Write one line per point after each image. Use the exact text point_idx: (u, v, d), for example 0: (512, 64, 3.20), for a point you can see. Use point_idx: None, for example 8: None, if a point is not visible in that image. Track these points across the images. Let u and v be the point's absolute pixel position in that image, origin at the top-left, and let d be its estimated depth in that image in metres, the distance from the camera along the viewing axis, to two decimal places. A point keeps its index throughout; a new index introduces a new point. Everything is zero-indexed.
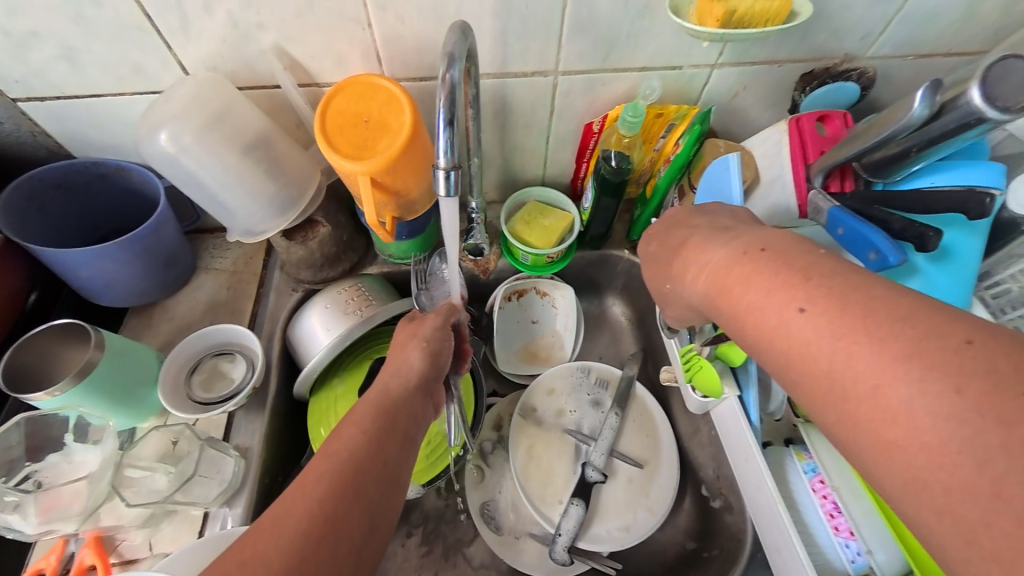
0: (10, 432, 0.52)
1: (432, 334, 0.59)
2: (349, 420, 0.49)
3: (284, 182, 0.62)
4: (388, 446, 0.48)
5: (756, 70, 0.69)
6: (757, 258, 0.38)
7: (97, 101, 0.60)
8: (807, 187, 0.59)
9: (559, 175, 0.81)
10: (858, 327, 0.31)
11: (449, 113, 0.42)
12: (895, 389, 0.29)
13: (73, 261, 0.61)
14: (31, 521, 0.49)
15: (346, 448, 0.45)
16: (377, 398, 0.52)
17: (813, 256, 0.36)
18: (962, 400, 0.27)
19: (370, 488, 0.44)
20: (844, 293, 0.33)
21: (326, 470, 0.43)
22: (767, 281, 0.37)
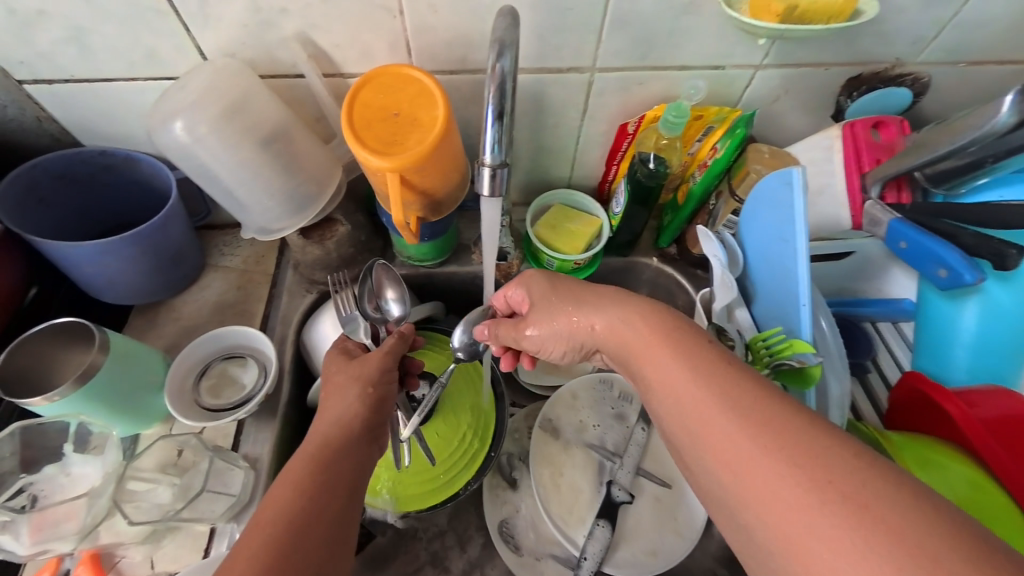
0: (3, 443, 0.48)
1: (379, 377, 0.55)
2: (284, 482, 0.44)
3: (302, 180, 0.59)
4: (330, 503, 0.43)
5: (801, 73, 0.65)
6: (668, 353, 0.43)
7: (107, 86, 0.56)
8: (862, 198, 0.57)
9: (586, 177, 0.78)
10: (756, 441, 0.35)
11: (499, 107, 0.38)
12: (794, 519, 0.32)
13: (77, 256, 0.58)
14: (22, 542, 0.45)
15: (280, 517, 0.40)
16: (314, 451, 0.47)
17: (724, 371, 0.40)
18: (837, 513, 0.31)
19: (308, 558, 0.39)
20: (771, 422, 0.36)
21: (258, 546, 0.38)
22: (676, 385, 0.41)
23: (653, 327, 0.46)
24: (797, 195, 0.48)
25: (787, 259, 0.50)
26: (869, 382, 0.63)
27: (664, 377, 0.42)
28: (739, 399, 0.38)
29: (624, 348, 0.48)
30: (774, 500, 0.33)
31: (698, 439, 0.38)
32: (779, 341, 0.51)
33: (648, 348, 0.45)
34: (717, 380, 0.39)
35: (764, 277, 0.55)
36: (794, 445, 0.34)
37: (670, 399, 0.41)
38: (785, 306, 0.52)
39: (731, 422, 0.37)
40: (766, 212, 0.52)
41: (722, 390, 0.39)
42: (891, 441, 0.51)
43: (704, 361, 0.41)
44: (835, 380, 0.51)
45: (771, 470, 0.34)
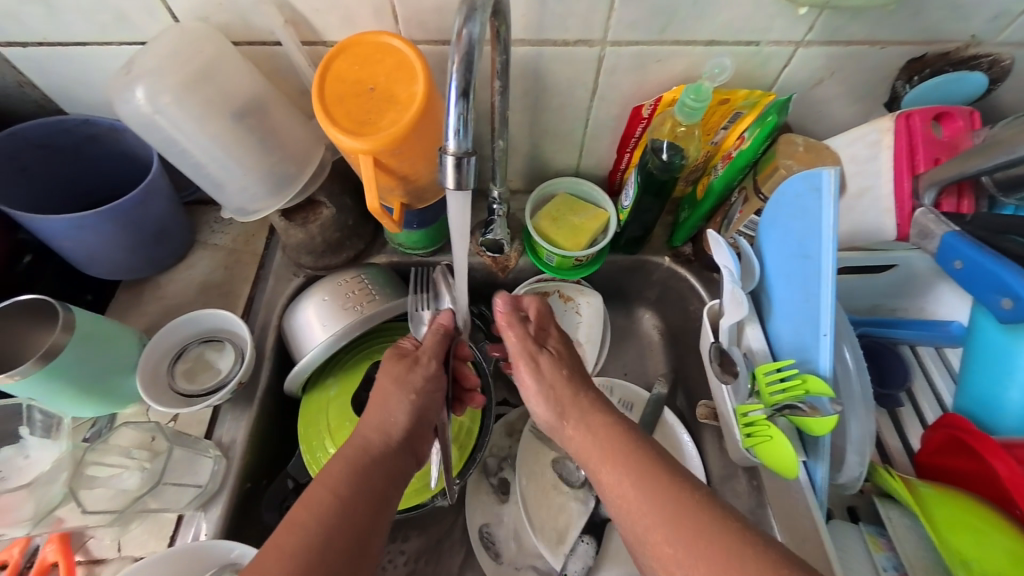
0: None
1: (428, 384, 0.54)
2: (318, 483, 0.44)
3: (279, 158, 0.55)
4: (359, 512, 0.43)
5: (852, 52, 0.56)
6: (602, 449, 0.45)
7: (81, 50, 0.53)
8: (913, 206, 0.49)
9: (595, 165, 0.71)
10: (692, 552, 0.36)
11: (463, 82, 0.33)
12: None
13: (54, 230, 0.56)
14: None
15: (315, 516, 0.41)
16: (353, 456, 0.47)
17: (652, 464, 0.42)
18: None
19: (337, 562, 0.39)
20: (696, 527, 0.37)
21: (293, 545, 0.39)
22: (624, 491, 0.42)
23: (609, 435, 0.46)
24: (828, 202, 0.42)
25: (808, 277, 0.44)
26: (902, 417, 0.55)
27: (614, 488, 0.43)
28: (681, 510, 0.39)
29: (585, 453, 0.47)
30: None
31: (647, 546, 0.39)
32: (791, 376, 0.45)
33: (599, 457, 0.45)
34: (665, 496, 0.40)
35: (780, 295, 0.48)
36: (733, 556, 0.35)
37: (620, 513, 0.42)
38: (803, 332, 0.45)
39: (676, 538, 0.37)
40: (785, 219, 0.46)
41: (664, 504, 0.39)
42: (920, 493, 0.44)
43: (649, 473, 0.42)
44: (857, 422, 0.44)
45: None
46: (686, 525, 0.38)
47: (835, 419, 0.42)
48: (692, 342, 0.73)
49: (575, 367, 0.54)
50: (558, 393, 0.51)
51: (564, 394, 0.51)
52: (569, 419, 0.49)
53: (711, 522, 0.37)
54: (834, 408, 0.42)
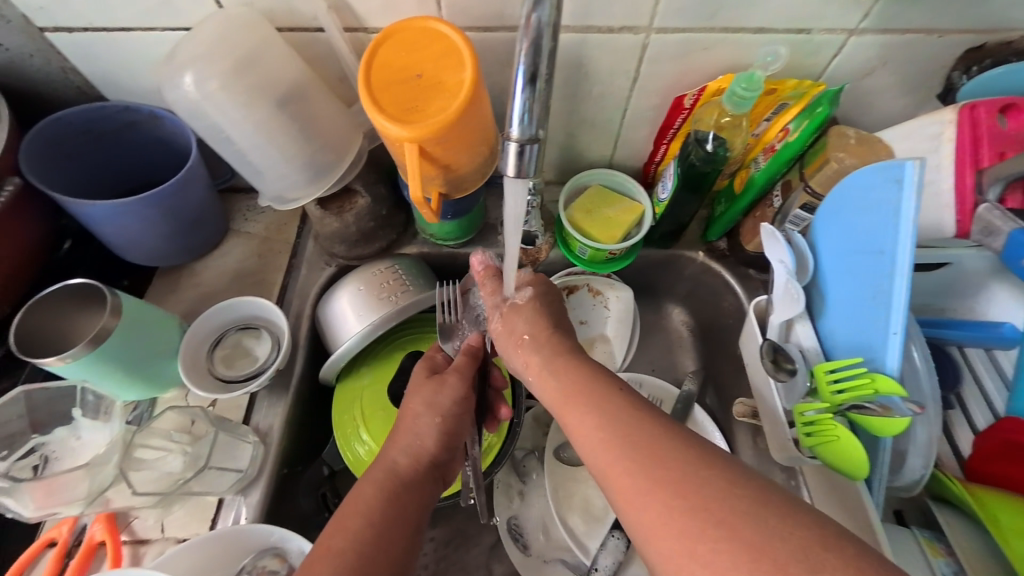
0: (11, 405, 0.49)
1: (453, 407, 0.53)
2: (351, 511, 0.43)
3: (319, 146, 0.55)
4: (394, 541, 0.41)
5: (909, 40, 0.54)
6: (568, 391, 0.44)
7: (125, 36, 0.53)
8: (974, 201, 0.48)
9: (630, 157, 0.70)
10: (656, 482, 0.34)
11: (531, 68, 0.34)
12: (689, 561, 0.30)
13: (97, 215, 0.57)
14: (28, 506, 0.44)
15: (349, 543, 0.40)
16: (384, 482, 0.46)
17: (620, 399, 0.41)
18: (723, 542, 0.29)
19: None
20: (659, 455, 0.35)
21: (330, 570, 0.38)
22: (589, 431, 0.40)
23: (575, 377, 0.45)
24: (910, 193, 0.41)
25: (879, 271, 0.44)
26: (951, 421, 0.54)
27: (578, 425, 0.41)
28: (647, 444, 0.36)
29: (547, 397, 0.46)
30: (670, 545, 0.31)
31: (609, 482, 0.36)
32: (854, 375, 0.44)
33: (564, 399, 0.44)
34: (631, 429, 0.37)
35: (839, 290, 0.48)
36: (696, 487, 0.32)
37: (582, 450, 0.40)
38: (868, 329, 0.44)
39: (637, 471, 0.35)
40: (852, 214, 0.46)
41: (628, 439, 0.37)
42: (976, 496, 0.45)
43: (618, 410, 0.39)
44: (924, 425, 0.43)
45: (672, 513, 0.32)
46: (648, 452, 0.35)
47: (909, 419, 0.40)
48: (724, 339, 0.72)
49: (539, 316, 0.53)
50: (523, 338, 0.51)
51: (530, 340, 0.51)
52: (532, 364, 0.49)
53: (678, 456, 0.34)
54: (909, 408, 0.40)
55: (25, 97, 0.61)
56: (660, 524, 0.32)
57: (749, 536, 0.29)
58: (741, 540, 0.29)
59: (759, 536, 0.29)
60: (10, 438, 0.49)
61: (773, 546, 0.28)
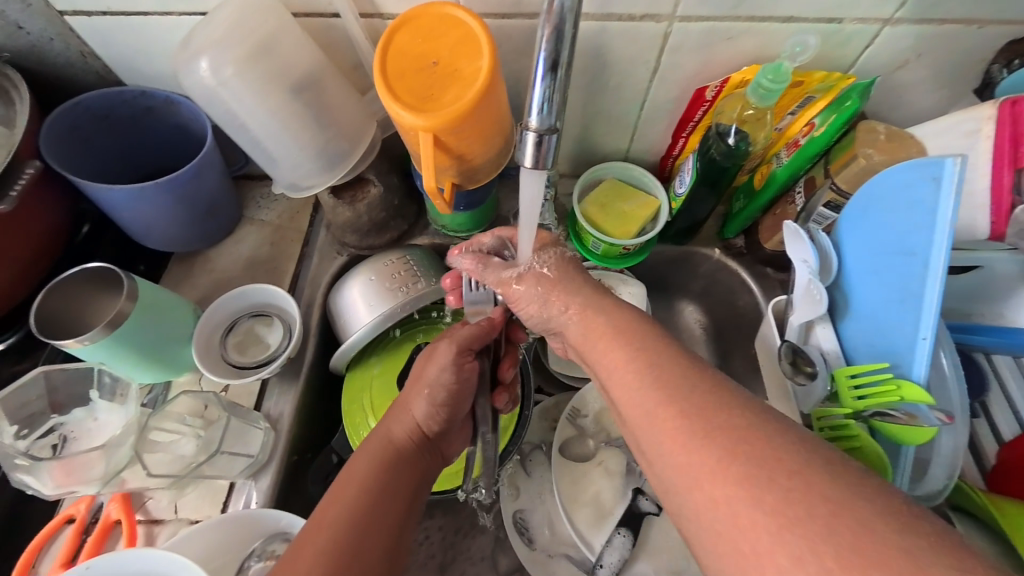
0: (31, 386, 0.50)
1: (445, 378, 0.52)
2: (344, 484, 0.44)
3: (334, 134, 0.54)
4: (387, 512, 0.43)
5: (946, 31, 0.51)
6: (613, 333, 0.41)
7: (142, 20, 0.53)
8: (1011, 202, 0.47)
9: (647, 150, 0.68)
10: (713, 433, 0.31)
11: (552, 55, 0.33)
12: (742, 514, 0.28)
13: (114, 201, 0.57)
14: (47, 484, 0.45)
15: (347, 512, 0.41)
16: (376, 451, 0.47)
17: (667, 348, 0.37)
18: (787, 506, 0.27)
19: (372, 561, 0.40)
20: (719, 409, 0.32)
21: (324, 544, 0.39)
22: (634, 372, 0.37)
23: (619, 321, 0.42)
24: (946, 194, 0.39)
25: (909, 275, 0.42)
26: (975, 429, 0.52)
27: (618, 368, 0.38)
28: (699, 391, 0.33)
29: (585, 339, 0.44)
30: (720, 492, 0.29)
31: (653, 426, 0.34)
32: (879, 380, 0.42)
33: (604, 342, 0.41)
34: (682, 380, 0.34)
35: (865, 292, 0.46)
36: (755, 437, 0.30)
37: (624, 393, 0.37)
38: (894, 334, 0.43)
39: (688, 418, 0.32)
40: (885, 210, 0.44)
41: (680, 386, 0.34)
42: (995, 503, 0.44)
43: (669, 358, 0.36)
44: (951, 434, 0.41)
45: (726, 459, 0.29)
46: (705, 404, 0.32)
47: (936, 428, 0.39)
48: (739, 338, 0.70)
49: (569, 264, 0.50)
50: (556, 281, 0.48)
51: (563, 281, 0.48)
52: (564, 305, 0.46)
53: (736, 412, 0.31)
54: (936, 417, 0.39)
55: (45, 82, 0.62)
56: (711, 471, 0.29)
57: (817, 492, 0.27)
58: (805, 495, 0.27)
59: (827, 493, 0.26)
60: (30, 418, 0.51)
61: (852, 507, 0.26)
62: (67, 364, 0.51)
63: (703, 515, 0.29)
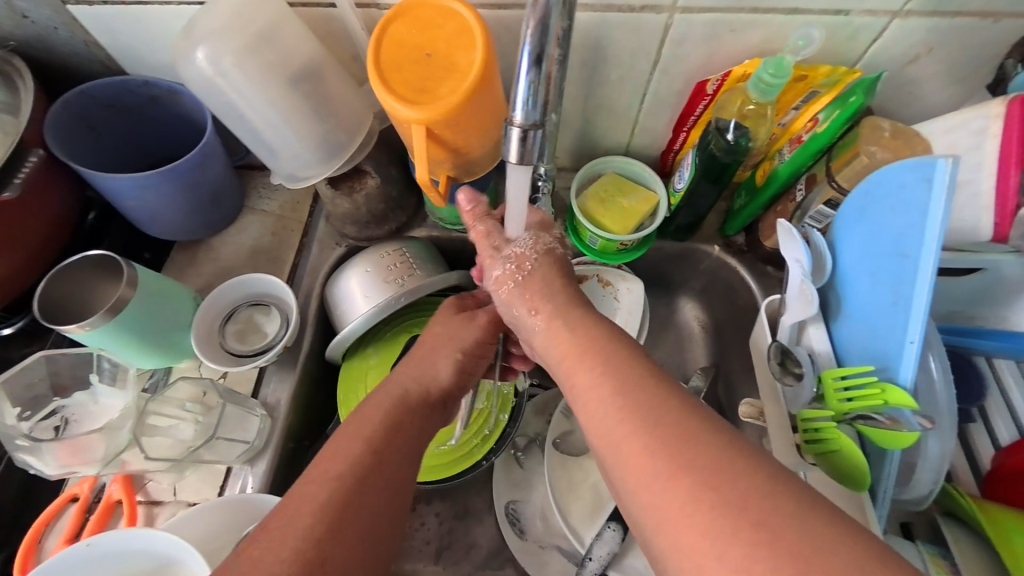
0: (35, 368, 0.52)
1: (474, 346, 0.55)
2: (353, 432, 0.43)
3: (331, 125, 0.55)
4: (394, 470, 0.42)
5: (960, 24, 0.49)
6: (582, 351, 0.40)
7: (142, 9, 0.53)
8: (1015, 205, 0.45)
9: (649, 145, 0.67)
10: (678, 466, 0.30)
11: (537, 49, 0.33)
12: (702, 552, 0.27)
13: (117, 188, 0.58)
14: (51, 463, 0.47)
15: (347, 469, 0.39)
16: (394, 406, 0.46)
17: (640, 368, 0.37)
18: (747, 543, 0.26)
19: (372, 517, 0.38)
20: (680, 442, 0.31)
21: (321, 491, 0.37)
22: (601, 396, 0.36)
23: (589, 334, 0.41)
24: (938, 195, 0.38)
25: (900, 279, 0.41)
26: (972, 435, 0.51)
27: (586, 389, 0.38)
28: (663, 422, 0.32)
29: (553, 351, 0.43)
30: (685, 537, 0.28)
31: (620, 459, 0.33)
32: (865, 384, 0.42)
33: (572, 360, 0.40)
34: (647, 406, 0.34)
35: (858, 294, 0.45)
36: (716, 475, 0.29)
37: (591, 419, 0.36)
38: (884, 337, 0.42)
39: (650, 450, 0.31)
40: (879, 212, 0.43)
41: (645, 415, 0.33)
42: (988, 514, 0.43)
43: (639, 379, 0.36)
44: (937, 439, 0.40)
45: (691, 501, 0.29)
46: (668, 434, 0.32)
47: (917, 434, 0.38)
48: (738, 336, 0.69)
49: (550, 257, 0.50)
50: (530, 280, 0.48)
51: (534, 285, 0.47)
52: (534, 309, 0.46)
53: (704, 442, 0.31)
54: (918, 422, 0.38)
55: (52, 70, 0.63)
56: (675, 511, 0.29)
57: (781, 536, 0.26)
58: (771, 540, 0.26)
59: (795, 541, 0.26)
60: (35, 400, 0.53)
61: (812, 551, 0.25)
62: (69, 348, 0.53)
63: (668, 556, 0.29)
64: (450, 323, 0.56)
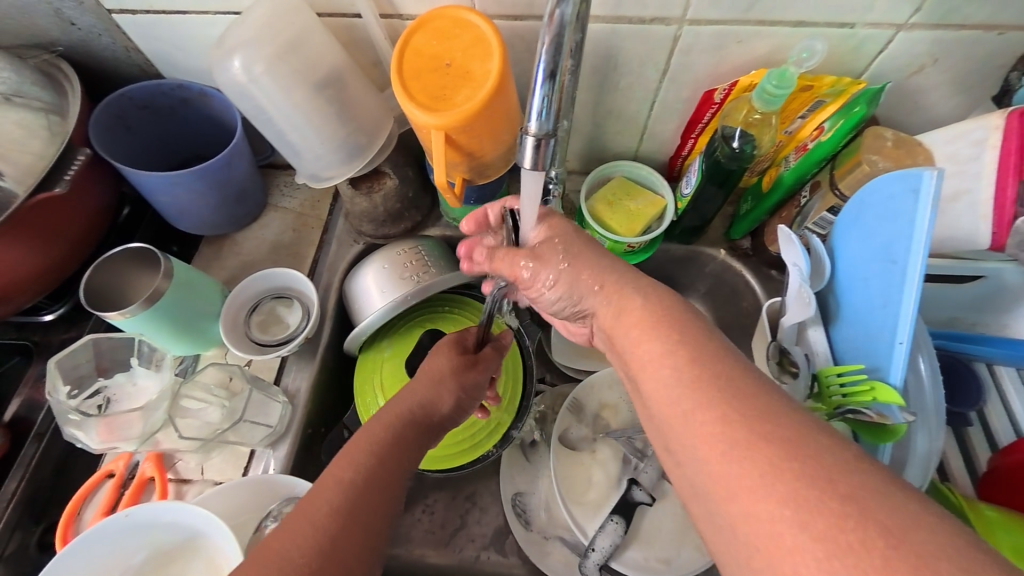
0: (80, 351, 0.56)
1: (470, 390, 0.55)
2: (357, 444, 0.46)
3: (353, 129, 0.58)
4: (391, 479, 0.44)
5: (965, 37, 0.51)
6: (648, 319, 0.39)
7: (180, 18, 0.57)
8: (1013, 213, 0.47)
9: (657, 150, 0.69)
10: (754, 441, 0.29)
11: (551, 64, 0.35)
12: (780, 524, 0.27)
13: (152, 185, 0.62)
14: (93, 438, 0.51)
15: (354, 475, 0.42)
16: (391, 424, 0.48)
17: (714, 344, 0.36)
18: (835, 515, 0.26)
19: (375, 515, 0.42)
20: (759, 418, 0.30)
21: (333, 496, 0.41)
22: (669, 368, 0.35)
23: (654, 305, 0.40)
24: (925, 206, 0.40)
25: (891, 281, 0.43)
26: (969, 437, 0.52)
27: (656, 359, 0.36)
28: (738, 395, 0.32)
29: (615, 323, 0.42)
30: (765, 506, 0.28)
31: (690, 429, 0.32)
32: (859, 381, 0.44)
33: (630, 326, 0.40)
34: (724, 380, 0.33)
35: (854, 297, 0.47)
36: (785, 442, 0.29)
37: (657, 389, 0.36)
38: (876, 337, 0.44)
39: (729, 421, 0.31)
40: (876, 221, 0.44)
41: (731, 387, 0.32)
42: (982, 515, 0.44)
43: (709, 354, 0.35)
44: (925, 434, 0.43)
45: (773, 472, 0.28)
46: (746, 408, 0.31)
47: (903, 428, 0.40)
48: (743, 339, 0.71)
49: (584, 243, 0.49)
50: (580, 260, 0.45)
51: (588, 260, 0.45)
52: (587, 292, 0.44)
53: (788, 418, 0.30)
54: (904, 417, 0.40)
55: (94, 73, 0.67)
56: (756, 483, 0.28)
57: (873, 517, 0.25)
58: (859, 516, 0.25)
59: (883, 517, 0.25)
60: (80, 379, 0.57)
61: (911, 533, 0.24)
62: (108, 332, 0.57)
63: (727, 528, 0.30)
64: (456, 360, 0.55)
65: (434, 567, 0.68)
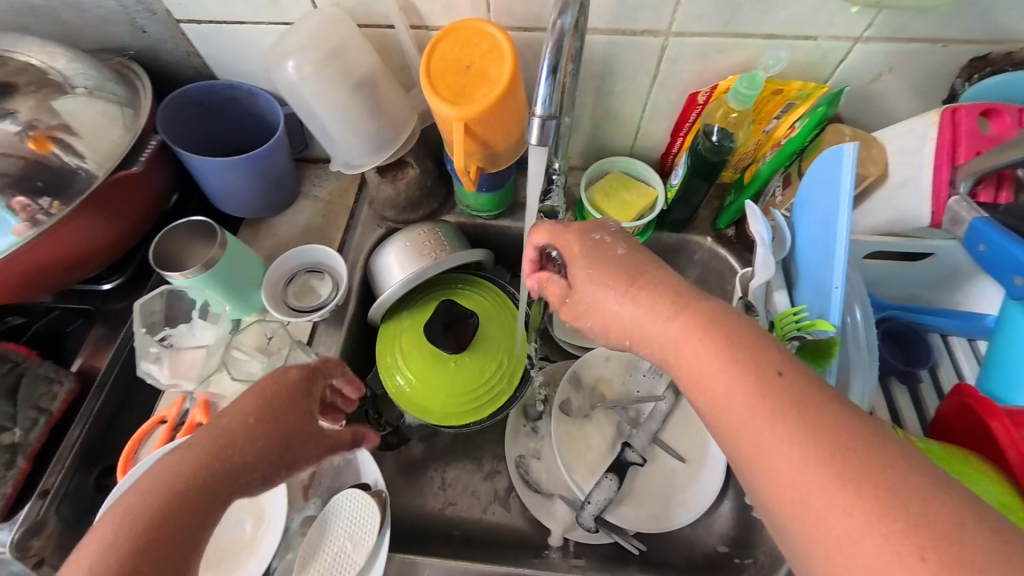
0: (155, 300, 0.67)
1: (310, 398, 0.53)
2: (177, 456, 0.44)
3: (383, 123, 0.67)
4: (201, 491, 0.43)
5: (913, 48, 0.59)
6: (706, 334, 0.39)
7: (239, 28, 0.66)
8: (948, 192, 0.54)
9: (650, 148, 0.77)
10: (830, 476, 0.31)
11: (554, 62, 0.44)
12: (855, 556, 0.29)
13: (205, 170, 0.71)
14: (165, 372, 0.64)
15: (154, 490, 0.41)
16: (212, 437, 0.46)
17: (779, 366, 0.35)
18: (911, 554, 0.28)
19: (176, 531, 0.41)
20: (838, 454, 0.31)
21: (137, 506, 0.40)
22: (734, 394, 0.36)
23: (713, 320, 0.39)
24: (848, 175, 0.47)
25: (830, 239, 0.50)
26: (922, 393, 0.59)
27: (720, 382, 0.37)
28: (817, 422, 0.33)
29: (662, 333, 0.42)
30: (841, 538, 0.30)
31: (763, 457, 0.33)
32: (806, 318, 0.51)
33: (682, 338, 0.40)
34: (800, 410, 0.33)
35: (808, 260, 0.54)
36: (853, 452, 0.31)
37: (721, 409, 0.36)
38: (821, 290, 0.51)
39: (807, 455, 0.32)
40: (822, 192, 0.51)
41: (808, 420, 0.33)
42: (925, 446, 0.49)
43: (778, 378, 0.35)
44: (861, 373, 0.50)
45: (854, 512, 0.30)
46: (823, 442, 0.32)
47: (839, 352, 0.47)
48: None
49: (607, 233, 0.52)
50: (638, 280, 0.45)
51: (622, 273, 0.46)
52: (626, 301, 0.45)
53: (868, 455, 0.31)
54: None
55: (158, 75, 0.77)
56: (834, 517, 0.30)
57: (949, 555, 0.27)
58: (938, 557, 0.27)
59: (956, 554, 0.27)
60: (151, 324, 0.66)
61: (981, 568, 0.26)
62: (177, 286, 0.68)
63: (795, 532, 0.32)
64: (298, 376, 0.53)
65: (444, 522, 0.74)
